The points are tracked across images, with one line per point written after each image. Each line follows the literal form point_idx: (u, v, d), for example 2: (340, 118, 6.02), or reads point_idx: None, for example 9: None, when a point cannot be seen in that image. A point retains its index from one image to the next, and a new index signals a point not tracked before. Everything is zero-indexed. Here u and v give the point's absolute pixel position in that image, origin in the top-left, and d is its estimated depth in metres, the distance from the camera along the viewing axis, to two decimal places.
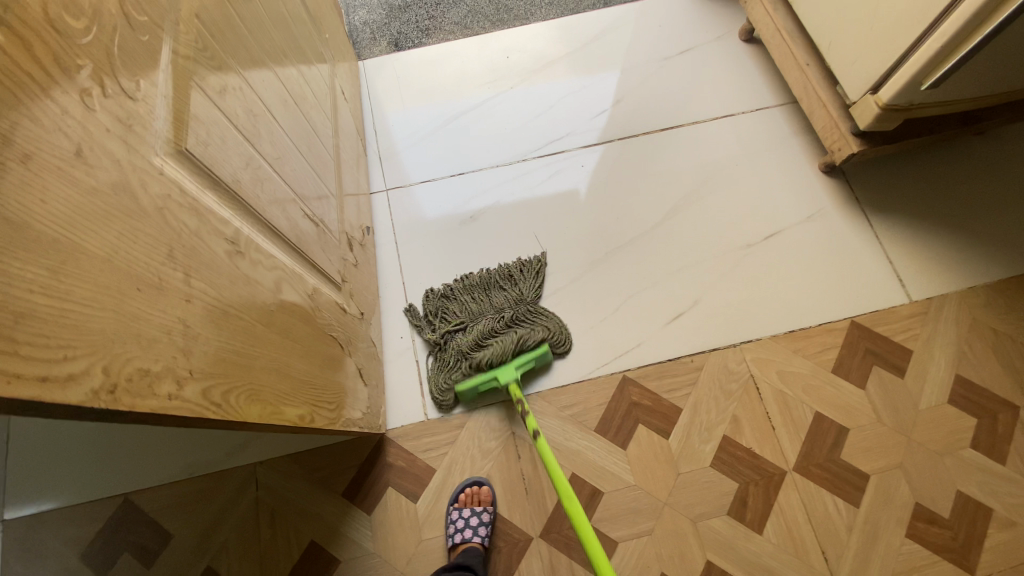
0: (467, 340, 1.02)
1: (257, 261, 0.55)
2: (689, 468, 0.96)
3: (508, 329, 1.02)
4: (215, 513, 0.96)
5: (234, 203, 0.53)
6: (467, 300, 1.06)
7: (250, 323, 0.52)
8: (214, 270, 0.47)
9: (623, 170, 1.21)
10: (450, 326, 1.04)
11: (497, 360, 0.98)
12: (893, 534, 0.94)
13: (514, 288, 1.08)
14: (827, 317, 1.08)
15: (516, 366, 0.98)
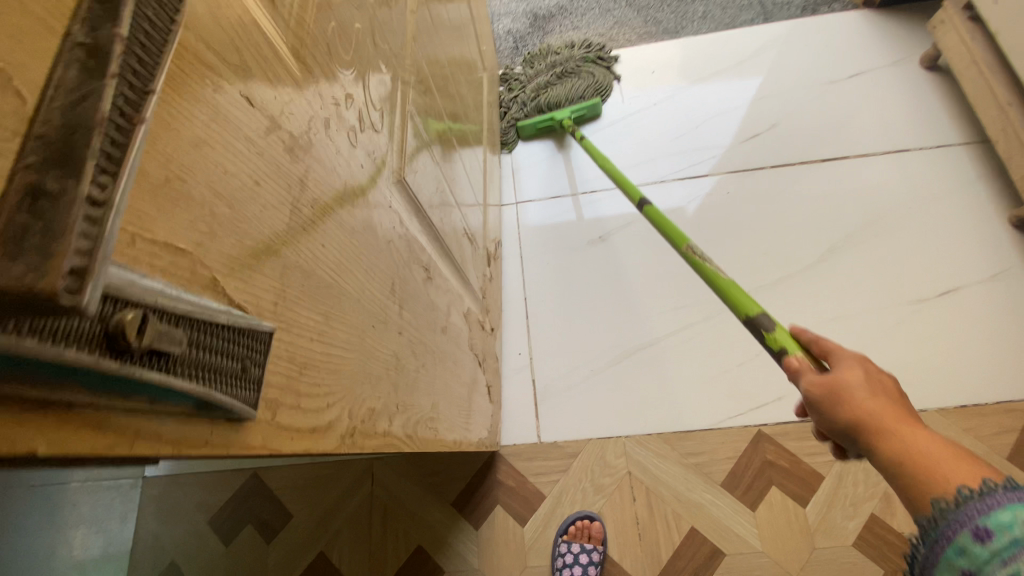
0: (529, 97, 1.24)
1: (438, 285, 0.55)
2: (827, 544, 0.87)
3: (566, 83, 1.24)
4: (332, 502, 1.00)
5: (426, 228, 0.53)
6: (529, 75, 1.26)
7: (431, 350, 0.51)
8: (415, 300, 0.46)
9: (771, 203, 1.12)
10: (517, 80, 1.26)
11: (557, 104, 1.22)
12: None
13: (570, 52, 1.28)
14: (1012, 395, 0.93)
15: (572, 110, 1.20)
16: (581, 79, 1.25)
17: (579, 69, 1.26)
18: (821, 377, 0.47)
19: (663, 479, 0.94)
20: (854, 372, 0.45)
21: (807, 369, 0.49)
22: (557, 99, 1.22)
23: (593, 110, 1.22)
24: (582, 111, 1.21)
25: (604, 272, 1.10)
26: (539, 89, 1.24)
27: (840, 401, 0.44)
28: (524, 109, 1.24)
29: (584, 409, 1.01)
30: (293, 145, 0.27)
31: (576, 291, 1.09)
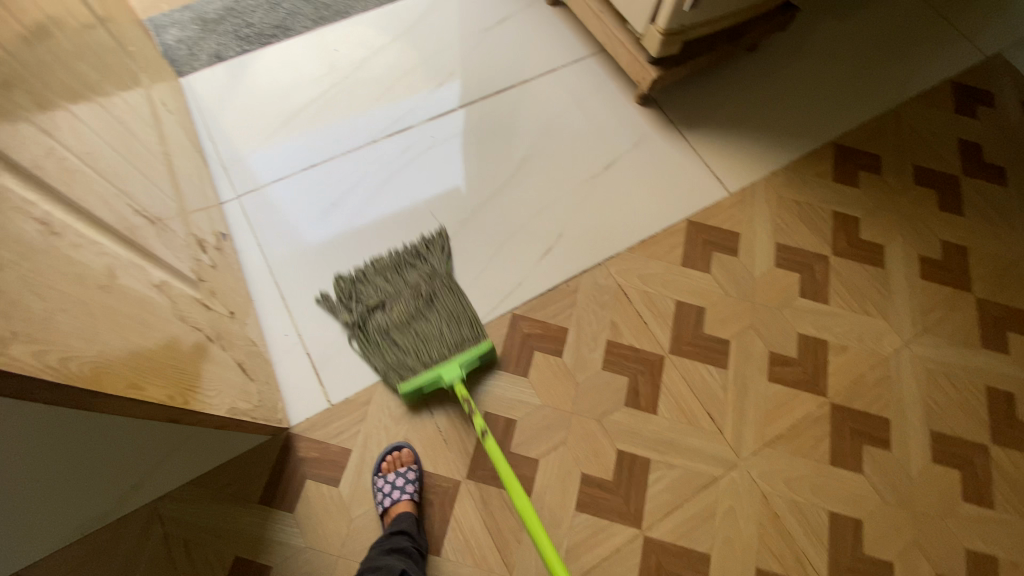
0: (386, 317, 1.03)
1: (81, 242, 0.54)
2: (585, 377, 1.06)
3: (432, 312, 1.02)
4: (119, 565, 0.88)
5: (39, 187, 0.52)
6: (393, 313, 1.03)
7: (86, 300, 0.51)
8: (28, 246, 0.46)
9: (470, 134, 1.29)
10: (377, 330, 1.03)
11: (438, 359, 0.98)
12: (759, 383, 1.10)
13: (422, 264, 1.10)
14: (670, 221, 1.23)
15: (459, 363, 0.98)
16: (464, 316, 1.02)
17: (449, 292, 1.05)
18: None
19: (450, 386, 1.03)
20: None
21: None
22: (439, 354, 0.98)
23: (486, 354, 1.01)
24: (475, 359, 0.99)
25: (346, 234, 1.16)
26: (404, 318, 1.02)
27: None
28: (389, 342, 1.01)
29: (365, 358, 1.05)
30: None
31: (325, 260, 1.13)
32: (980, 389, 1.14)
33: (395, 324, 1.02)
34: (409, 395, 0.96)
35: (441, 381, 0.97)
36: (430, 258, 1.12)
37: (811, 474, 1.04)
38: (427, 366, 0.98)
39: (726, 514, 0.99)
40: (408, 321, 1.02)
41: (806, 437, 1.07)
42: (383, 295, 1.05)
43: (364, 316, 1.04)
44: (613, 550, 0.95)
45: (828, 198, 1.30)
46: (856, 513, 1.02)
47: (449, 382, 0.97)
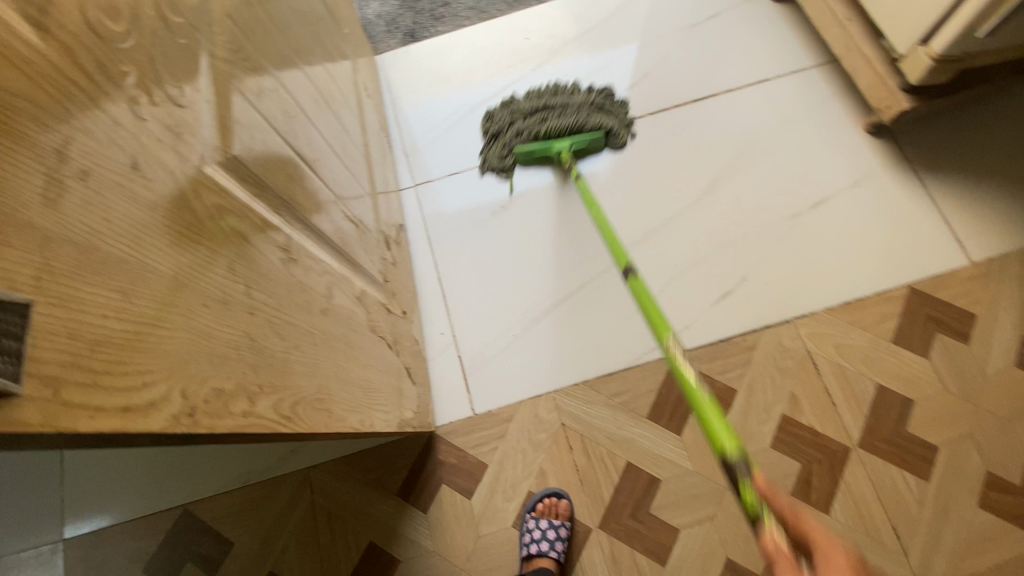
0: (530, 120, 1.14)
1: (309, 266, 0.54)
2: (748, 450, 0.94)
3: (567, 111, 1.13)
4: (273, 520, 0.97)
5: (283, 210, 0.51)
6: (533, 99, 1.16)
7: (309, 332, 0.51)
8: (272, 280, 0.45)
9: (656, 146, 1.17)
10: (513, 112, 1.16)
11: (557, 133, 1.12)
12: (968, 507, 0.90)
13: (585, 93, 1.16)
14: (883, 285, 1.03)
15: (570, 141, 1.11)
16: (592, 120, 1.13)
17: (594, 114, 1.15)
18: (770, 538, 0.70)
19: (596, 424, 0.97)
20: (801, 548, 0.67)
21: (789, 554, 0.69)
22: (557, 128, 1.12)
23: (597, 142, 1.13)
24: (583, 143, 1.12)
25: (513, 237, 1.12)
26: (542, 112, 1.14)
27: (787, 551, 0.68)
28: (521, 122, 1.14)
29: (513, 374, 1.02)
30: (37, 112, 0.25)
31: (488, 262, 1.11)
32: None
33: (534, 125, 1.13)
34: (522, 156, 1.13)
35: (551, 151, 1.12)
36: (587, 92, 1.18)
37: None
38: (543, 134, 1.12)
39: None
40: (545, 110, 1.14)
41: None
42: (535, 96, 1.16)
43: (507, 136, 1.15)
44: None
45: None
46: None
47: (560, 153, 1.11)
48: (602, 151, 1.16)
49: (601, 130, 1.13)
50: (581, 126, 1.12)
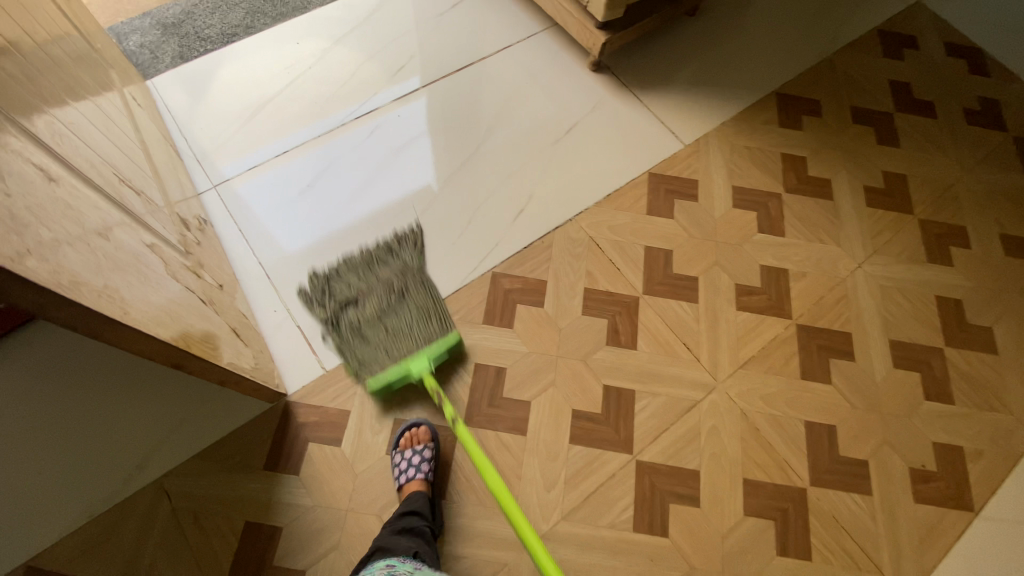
0: (359, 310, 1.02)
1: (78, 194, 0.58)
2: (567, 323, 1.13)
3: (392, 289, 1.04)
4: (131, 542, 0.90)
5: (33, 142, 0.55)
6: (349, 275, 1.07)
7: (89, 245, 0.55)
8: (21, 183, 0.49)
9: (434, 110, 1.34)
10: (336, 301, 1.04)
11: (405, 353, 0.99)
12: (730, 312, 1.17)
13: (396, 260, 1.10)
14: (632, 175, 1.30)
15: (428, 357, 0.99)
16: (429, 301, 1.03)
17: (416, 285, 1.06)
18: None
19: None
20: None
21: None
22: (403, 341, 0.99)
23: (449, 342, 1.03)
24: (442, 355, 1.01)
25: (324, 209, 1.21)
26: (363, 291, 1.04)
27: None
28: (347, 314, 1.02)
29: None
30: None
31: (306, 236, 1.17)
32: (930, 300, 1.23)
33: (368, 319, 1.01)
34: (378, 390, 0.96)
35: (409, 374, 0.98)
36: (401, 252, 1.13)
37: (784, 390, 1.11)
38: (397, 363, 0.98)
39: (710, 433, 1.05)
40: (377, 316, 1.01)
41: (777, 357, 1.14)
42: (358, 289, 1.04)
43: (337, 314, 1.03)
44: (609, 476, 1.00)
45: (776, 140, 1.40)
46: (830, 419, 1.09)
47: (420, 375, 0.98)
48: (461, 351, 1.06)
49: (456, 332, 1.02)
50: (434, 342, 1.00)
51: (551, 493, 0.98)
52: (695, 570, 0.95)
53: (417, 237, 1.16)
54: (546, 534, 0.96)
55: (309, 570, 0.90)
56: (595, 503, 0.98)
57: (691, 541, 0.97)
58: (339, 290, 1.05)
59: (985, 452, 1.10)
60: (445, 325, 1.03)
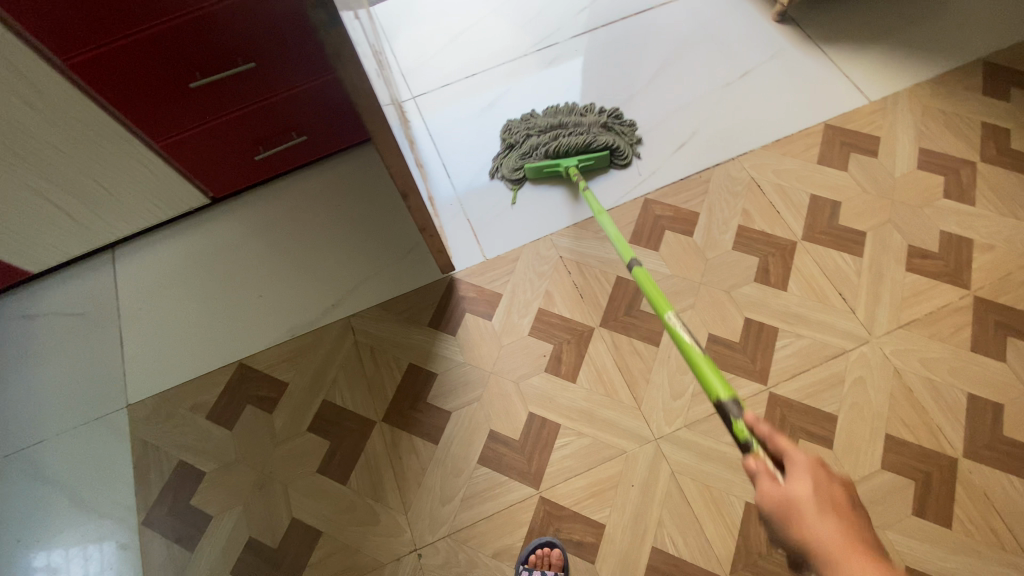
0: (544, 136, 1.25)
1: None
2: (713, 253, 1.15)
3: (578, 129, 1.24)
4: (321, 360, 1.10)
5: None
6: (549, 118, 1.28)
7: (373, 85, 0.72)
8: None
9: (610, 48, 1.42)
10: (531, 128, 1.27)
11: (564, 148, 1.21)
12: (896, 271, 1.11)
13: (603, 118, 1.28)
14: (805, 125, 1.27)
15: (577, 157, 1.21)
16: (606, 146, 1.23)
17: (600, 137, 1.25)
18: (778, 489, 0.61)
19: (589, 253, 1.18)
20: (804, 485, 0.60)
21: (763, 473, 0.64)
22: (565, 146, 1.21)
23: (602, 161, 1.22)
24: (590, 160, 1.22)
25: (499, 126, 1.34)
26: (555, 130, 1.25)
27: (795, 519, 0.59)
28: (536, 139, 1.25)
29: (516, 224, 1.22)
30: None
31: (481, 147, 1.32)
32: None
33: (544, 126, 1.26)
34: (531, 169, 1.22)
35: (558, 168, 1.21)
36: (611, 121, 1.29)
37: (946, 356, 1.03)
38: (551, 154, 1.22)
39: (853, 382, 1.02)
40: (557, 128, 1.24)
41: (945, 324, 1.06)
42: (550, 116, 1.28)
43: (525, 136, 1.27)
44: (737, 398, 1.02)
45: (981, 107, 1.27)
46: (998, 397, 1.00)
47: (567, 169, 1.20)
48: (609, 169, 1.26)
49: (608, 149, 1.23)
50: (588, 144, 1.21)
51: (676, 401, 1.02)
52: None
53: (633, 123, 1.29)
54: (666, 435, 1.00)
55: (453, 413, 1.05)
56: (719, 420, 1.00)
57: None
58: (542, 121, 1.27)
59: None
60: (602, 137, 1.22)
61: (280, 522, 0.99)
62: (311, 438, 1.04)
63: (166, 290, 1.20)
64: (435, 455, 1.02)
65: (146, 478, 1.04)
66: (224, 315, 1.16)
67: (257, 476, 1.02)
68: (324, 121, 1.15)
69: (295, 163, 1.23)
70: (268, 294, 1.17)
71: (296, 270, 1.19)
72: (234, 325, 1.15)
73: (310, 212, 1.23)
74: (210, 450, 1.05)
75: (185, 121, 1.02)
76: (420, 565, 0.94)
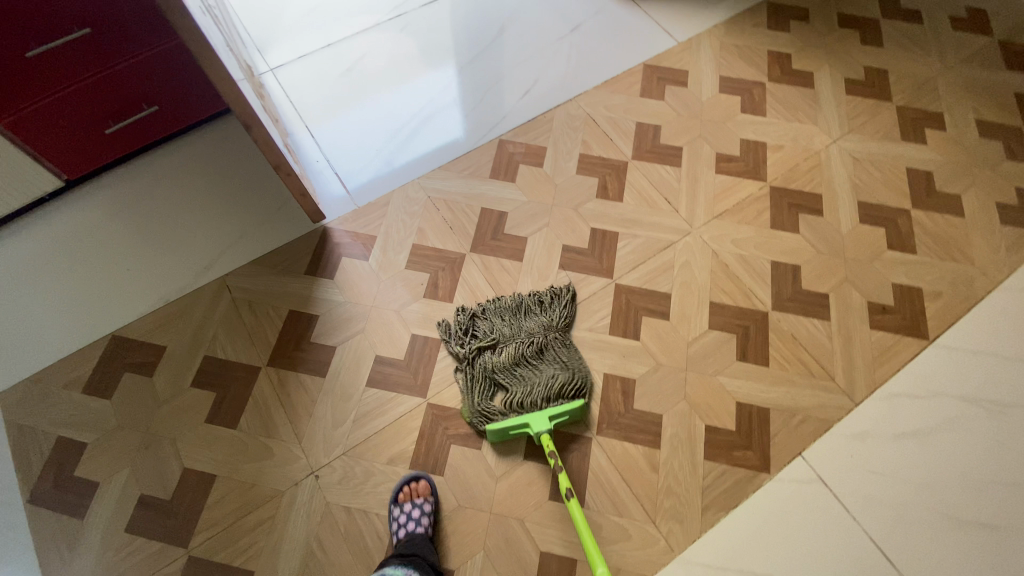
0: (501, 365, 1.05)
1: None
2: (561, 179, 1.30)
3: (535, 370, 1.04)
4: (199, 319, 1.12)
5: None
6: (496, 325, 1.10)
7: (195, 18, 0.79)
8: None
9: (455, 13, 1.55)
10: (477, 346, 1.08)
11: (532, 408, 0.99)
12: (710, 174, 1.31)
13: (544, 315, 1.11)
14: (628, 65, 1.47)
15: (548, 416, 0.97)
16: (574, 373, 1.03)
17: (554, 350, 1.07)
18: None
19: (453, 191, 1.29)
20: None
21: None
22: (532, 405, 0.99)
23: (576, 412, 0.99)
24: (562, 417, 0.98)
25: (359, 89, 1.43)
26: (511, 360, 1.05)
27: None
28: (497, 376, 1.05)
29: (382, 175, 1.31)
30: None
31: (343, 109, 1.40)
32: (900, 170, 1.34)
33: (502, 365, 1.05)
34: (495, 435, 0.98)
35: (528, 429, 0.97)
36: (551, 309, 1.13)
37: (753, 235, 1.24)
38: (516, 413, 0.99)
39: (684, 266, 1.20)
40: (516, 368, 1.04)
41: (751, 210, 1.27)
42: (499, 338, 1.08)
43: (473, 355, 1.07)
44: (590, 293, 1.16)
45: (764, 40, 1.53)
46: (795, 261, 1.22)
47: (537, 433, 0.96)
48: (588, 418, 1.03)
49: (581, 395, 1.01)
50: (556, 397, 1.00)
51: None
52: (662, 366, 1.09)
53: (573, 299, 1.13)
54: None
55: (338, 346, 1.11)
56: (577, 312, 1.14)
57: (661, 344, 1.11)
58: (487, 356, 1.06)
59: (944, 293, 1.19)
60: (577, 395, 1.01)
61: (172, 474, 1.00)
62: (196, 392, 1.06)
63: (24, 275, 1.17)
64: (323, 386, 1.07)
65: (24, 459, 1.01)
66: (89, 292, 1.15)
67: (144, 436, 1.03)
68: (173, 89, 1.18)
69: (152, 137, 1.25)
70: (136, 267, 1.17)
71: (163, 241, 1.19)
72: (102, 301, 1.14)
73: (172, 184, 1.24)
74: (90, 420, 1.04)
75: (22, 95, 1.02)
76: (318, 485, 0.99)
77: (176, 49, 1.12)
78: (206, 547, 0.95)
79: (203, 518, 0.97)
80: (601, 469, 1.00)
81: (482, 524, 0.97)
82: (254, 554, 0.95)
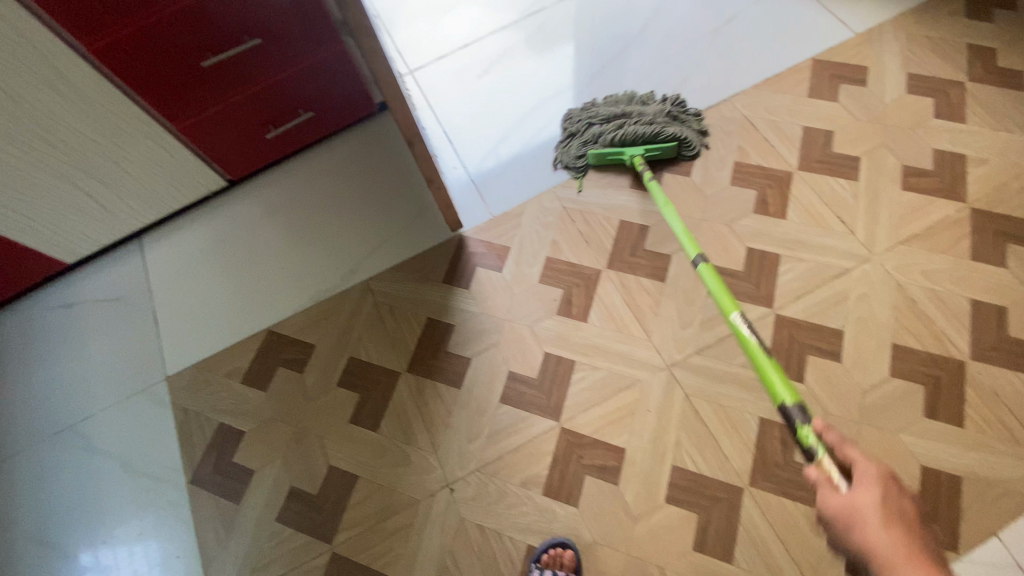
0: (607, 126, 1.21)
1: None
2: (712, 191, 1.19)
3: (643, 119, 1.20)
4: (343, 323, 1.16)
5: None
6: (608, 106, 1.24)
7: None
8: None
9: (596, 8, 1.45)
10: (592, 115, 1.24)
11: (632, 139, 1.18)
12: (892, 191, 1.13)
13: (660, 103, 1.23)
14: (793, 62, 1.30)
15: (645, 148, 1.18)
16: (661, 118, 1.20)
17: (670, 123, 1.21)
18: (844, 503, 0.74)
19: (591, 202, 1.22)
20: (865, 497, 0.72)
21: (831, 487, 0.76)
22: (632, 137, 1.18)
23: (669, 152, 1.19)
24: (658, 153, 1.18)
25: (495, 91, 1.39)
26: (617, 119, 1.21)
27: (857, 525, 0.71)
28: (599, 127, 1.21)
29: (518, 183, 1.27)
30: None
31: (479, 112, 1.37)
32: None
33: (605, 116, 1.22)
34: (594, 157, 1.20)
35: (624, 156, 1.19)
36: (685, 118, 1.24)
37: (947, 267, 1.05)
38: (617, 142, 1.19)
39: (859, 299, 1.04)
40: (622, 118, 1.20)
41: (944, 236, 1.08)
42: (612, 109, 1.22)
43: (585, 123, 1.24)
44: (745, 323, 1.05)
45: (964, 30, 1.29)
46: (1002, 301, 1.02)
47: (632, 158, 1.18)
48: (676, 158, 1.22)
49: (677, 141, 1.18)
50: (656, 136, 1.17)
51: (685, 331, 1.06)
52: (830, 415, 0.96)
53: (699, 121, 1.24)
54: (677, 362, 1.04)
55: (473, 359, 1.10)
56: (729, 344, 1.04)
57: (827, 389, 0.98)
58: (604, 109, 1.23)
59: None
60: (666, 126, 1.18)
61: (319, 471, 1.05)
62: (340, 393, 1.10)
63: (192, 270, 1.27)
64: (459, 399, 1.07)
65: (192, 442, 1.11)
66: (246, 290, 1.23)
67: (294, 430, 1.08)
68: (327, 96, 1.22)
69: (303, 141, 1.30)
70: (286, 269, 1.23)
71: (310, 244, 1.24)
72: (256, 300, 1.21)
73: (319, 188, 1.29)
74: (247, 411, 1.11)
75: (202, 102, 1.10)
76: (452, 499, 1.00)
77: (334, 57, 1.14)
78: (348, 546, 0.99)
79: (345, 517, 1.01)
80: (755, 525, 0.91)
81: (618, 565, 0.92)
82: (392, 560, 0.97)
